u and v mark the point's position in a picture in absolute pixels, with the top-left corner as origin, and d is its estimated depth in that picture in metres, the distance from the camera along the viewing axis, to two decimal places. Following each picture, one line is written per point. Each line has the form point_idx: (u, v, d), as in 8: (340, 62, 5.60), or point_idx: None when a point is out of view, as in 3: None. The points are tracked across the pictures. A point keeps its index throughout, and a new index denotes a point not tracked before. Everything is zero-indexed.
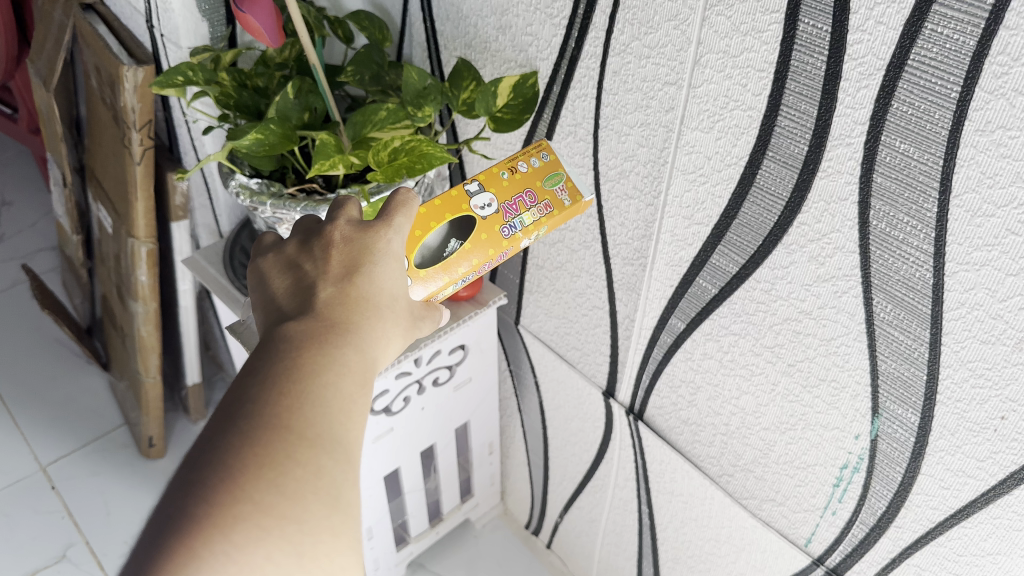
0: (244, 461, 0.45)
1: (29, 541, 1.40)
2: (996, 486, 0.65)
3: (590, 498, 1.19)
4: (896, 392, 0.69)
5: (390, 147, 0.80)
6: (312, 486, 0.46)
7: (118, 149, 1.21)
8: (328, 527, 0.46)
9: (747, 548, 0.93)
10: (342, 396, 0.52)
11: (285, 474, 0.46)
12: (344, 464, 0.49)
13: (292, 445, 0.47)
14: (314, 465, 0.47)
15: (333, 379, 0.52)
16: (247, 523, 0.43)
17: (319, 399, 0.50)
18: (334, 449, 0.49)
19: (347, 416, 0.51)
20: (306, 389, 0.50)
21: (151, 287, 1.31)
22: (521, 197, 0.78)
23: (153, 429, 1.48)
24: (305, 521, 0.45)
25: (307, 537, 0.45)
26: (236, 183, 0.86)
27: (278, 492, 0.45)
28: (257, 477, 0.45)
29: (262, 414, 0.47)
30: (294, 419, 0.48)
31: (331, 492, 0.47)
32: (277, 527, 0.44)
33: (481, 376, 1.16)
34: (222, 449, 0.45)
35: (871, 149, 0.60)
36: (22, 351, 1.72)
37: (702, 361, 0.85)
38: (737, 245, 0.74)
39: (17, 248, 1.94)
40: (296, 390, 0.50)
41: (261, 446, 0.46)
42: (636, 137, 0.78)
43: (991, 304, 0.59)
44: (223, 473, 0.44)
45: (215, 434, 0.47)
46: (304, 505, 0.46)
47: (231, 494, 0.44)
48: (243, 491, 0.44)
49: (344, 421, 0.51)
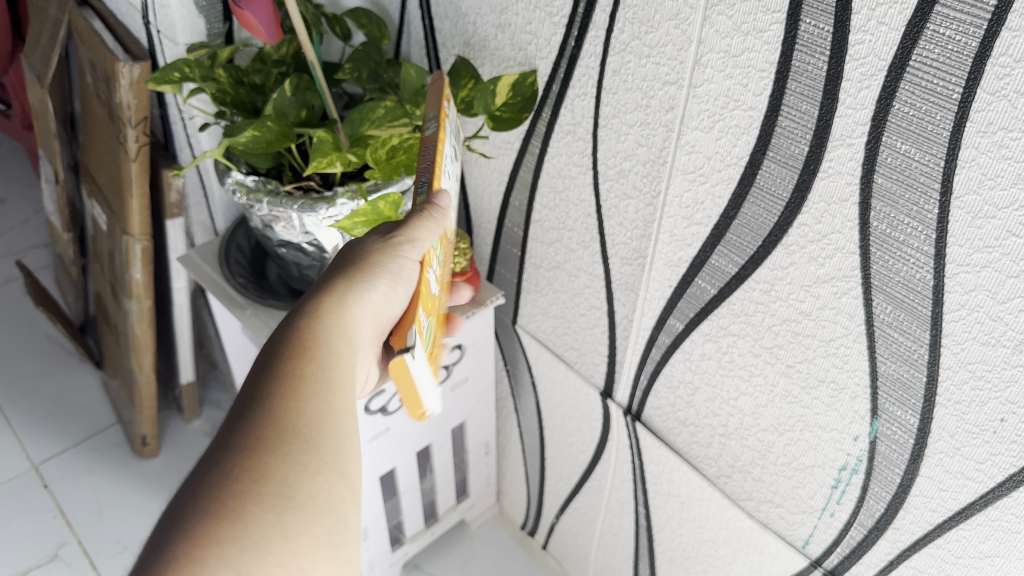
0: (193, 492, 0.49)
1: (21, 540, 1.39)
2: (994, 488, 0.65)
3: (586, 498, 1.19)
4: (896, 394, 0.68)
5: (389, 145, 0.80)
6: (253, 499, 0.50)
7: (113, 146, 1.20)
8: (276, 530, 0.49)
9: (744, 550, 0.93)
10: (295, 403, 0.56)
11: (224, 493, 0.49)
12: (293, 464, 0.52)
13: (232, 468, 0.51)
14: (261, 474, 0.51)
15: (280, 392, 0.56)
16: (186, 554, 0.46)
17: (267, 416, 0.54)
18: (281, 453, 0.52)
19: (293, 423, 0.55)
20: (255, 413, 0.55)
21: (145, 285, 1.30)
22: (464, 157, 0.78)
23: (147, 428, 1.47)
24: (248, 537, 0.48)
25: (251, 550, 0.48)
26: (232, 180, 0.85)
27: (218, 516, 0.48)
28: (200, 510, 0.48)
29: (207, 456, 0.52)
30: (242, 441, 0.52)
31: (279, 492, 0.51)
32: (220, 549, 0.47)
33: (478, 375, 1.16)
34: (176, 505, 0.49)
35: (872, 150, 0.60)
36: (14, 348, 1.71)
37: (701, 361, 0.85)
38: (737, 246, 0.74)
39: (10, 245, 1.93)
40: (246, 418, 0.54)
41: (200, 484, 0.50)
42: (636, 137, 0.77)
43: (991, 306, 0.59)
44: (170, 518, 0.48)
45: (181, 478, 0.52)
46: (247, 518, 0.49)
47: (174, 536, 0.47)
48: (185, 527, 0.47)
49: (291, 429, 0.54)
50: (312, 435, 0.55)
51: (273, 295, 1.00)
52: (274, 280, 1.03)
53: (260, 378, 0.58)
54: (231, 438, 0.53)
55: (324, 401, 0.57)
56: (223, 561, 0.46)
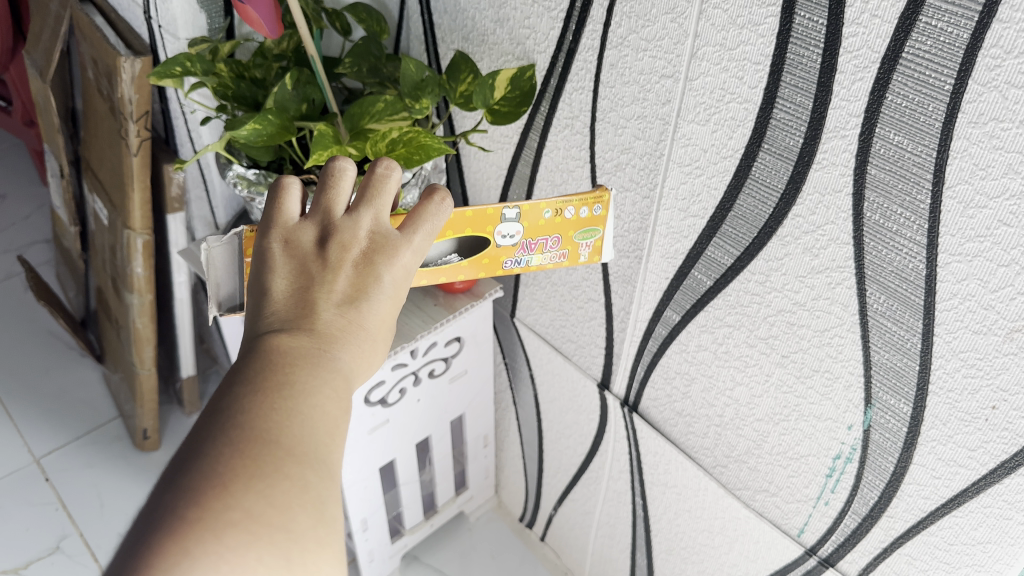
0: (222, 467, 0.44)
1: (23, 532, 1.40)
2: (986, 475, 0.65)
3: (584, 490, 1.20)
4: (889, 382, 0.69)
5: (388, 138, 0.81)
6: (299, 499, 0.45)
7: (114, 141, 1.21)
8: (313, 539, 0.45)
9: (740, 539, 0.93)
10: (329, 416, 0.50)
11: (256, 486, 0.44)
12: (328, 479, 0.47)
13: (278, 459, 0.46)
14: (303, 479, 0.46)
15: (320, 397, 0.50)
16: (236, 530, 0.42)
17: (307, 418, 0.49)
18: (323, 465, 0.48)
19: (332, 437, 0.50)
20: (295, 407, 0.49)
21: (147, 280, 1.31)
22: (545, 241, 0.79)
23: (148, 421, 1.48)
24: (293, 532, 0.44)
25: (297, 545, 0.44)
26: (233, 173, 0.87)
27: (267, 502, 0.44)
28: (244, 486, 0.43)
29: (246, 426, 0.46)
30: (283, 431, 0.47)
31: (319, 503, 0.46)
32: (265, 536, 0.43)
33: (477, 367, 1.16)
34: (199, 474, 0.44)
35: (866, 140, 0.61)
36: (16, 343, 1.72)
37: (697, 352, 0.86)
38: (732, 237, 0.75)
39: (12, 241, 1.94)
40: (284, 407, 0.48)
41: (247, 457, 0.45)
42: (633, 130, 0.78)
43: (983, 294, 0.59)
44: (209, 483, 0.43)
45: (200, 443, 0.46)
46: (292, 517, 0.44)
47: (219, 501, 0.42)
48: (227, 504, 0.42)
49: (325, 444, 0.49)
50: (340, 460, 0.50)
51: None
52: None
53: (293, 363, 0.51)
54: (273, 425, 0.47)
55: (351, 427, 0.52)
56: (269, 545, 0.43)
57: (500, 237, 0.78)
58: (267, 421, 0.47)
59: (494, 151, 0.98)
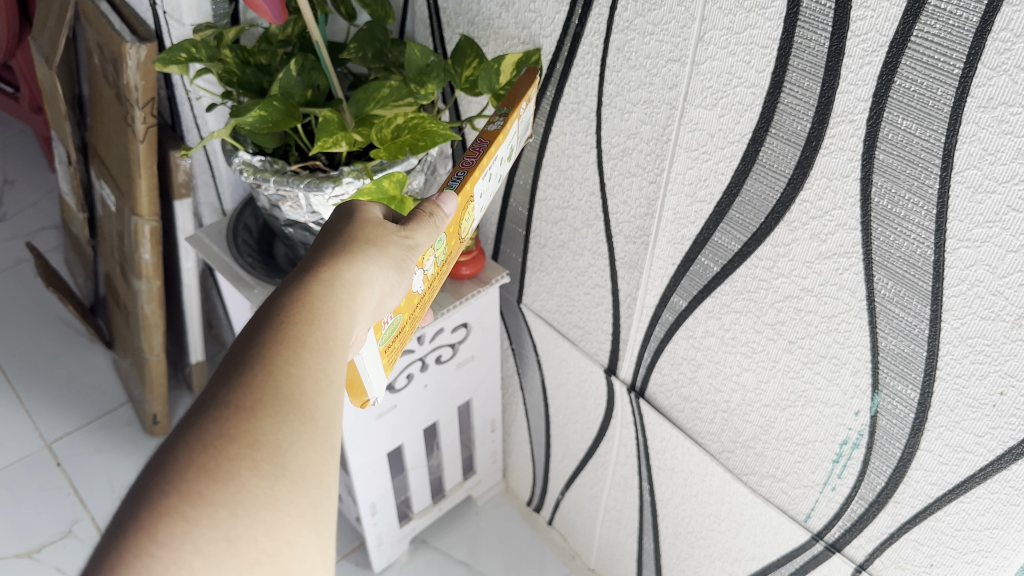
0: (170, 450, 0.45)
1: (36, 516, 1.41)
2: (994, 461, 0.65)
3: (591, 475, 1.20)
4: (896, 368, 0.69)
5: (394, 124, 0.81)
6: (248, 462, 0.45)
7: (120, 127, 1.21)
8: (266, 501, 0.45)
9: (747, 524, 0.93)
10: (294, 359, 0.51)
11: (200, 455, 0.44)
12: (288, 429, 0.48)
13: (231, 425, 0.46)
14: (253, 439, 0.46)
15: (284, 344, 0.52)
16: (176, 513, 0.42)
17: (264, 371, 0.50)
18: (285, 416, 0.48)
19: (298, 377, 0.50)
20: (251, 364, 0.50)
21: (155, 266, 1.31)
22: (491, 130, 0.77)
23: (158, 406, 1.49)
24: (240, 504, 0.44)
25: (242, 520, 0.44)
26: (239, 160, 0.86)
27: (211, 476, 0.44)
28: (190, 467, 0.44)
29: (203, 403, 0.48)
30: (234, 395, 0.48)
31: (272, 461, 0.46)
32: (207, 515, 0.43)
33: (483, 353, 1.16)
34: (154, 462, 0.45)
35: (874, 125, 0.60)
36: (26, 329, 1.73)
37: (703, 338, 0.86)
38: (739, 223, 0.74)
39: (21, 226, 1.95)
40: (240, 370, 0.50)
41: (196, 433, 0.45)
42: (639, 115, 0.78)
43: (991, 280, 0.59)
44: (155, 472, 0.44)
45: None
46: (242, 484, 0.44)
47: (160, 489, 0.43)
48: (171, 486, 0.43)
49: (288, 390, 0.49)
50: (313, 400, 0.50)
51: (281, 275, 1.01)
52: (281, 260, 1.04)
53: (252, 329, 0.53)
54: (229, 390, 0.48)
55: (330, 371, 0.53)
56: (210, 527, 0.42)
57: None
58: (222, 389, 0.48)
59: None
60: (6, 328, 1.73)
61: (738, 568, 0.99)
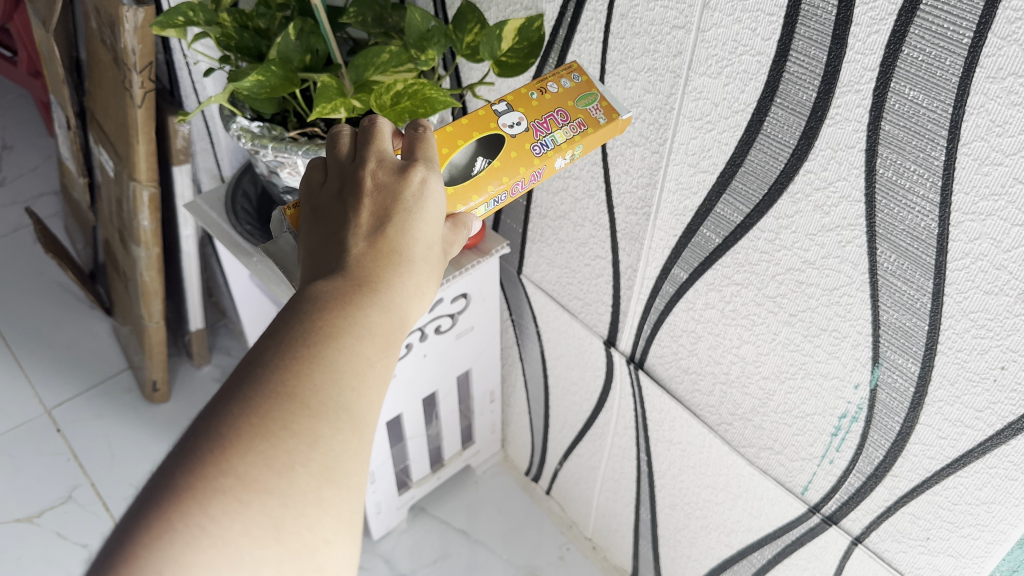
0: (231, 427, 0.46)
1: (36, 482, 1.42)
2: (993, 436, 0.65)
3: (589, 446, 1.20)
4: (897, 342, 0.69)
5: (393, 91, 0.79)
6: (303, 458, 0.47)
7: (118, 92, 1.20)
8: (313, 499, 0.47)
9: (743, 496, 0.93)
10: (358, 358, 0.53)
11: (259, 444, 0.46)
12: (343, 433, 0.49)
13: (292, 417, 0.48)
14: (312, 436, 0.48)
15: (350, 339, 0.53)
16: (230, 495, 0.44)
17: (331, 364, 0.51)
18: (340, 416, 0.50)
19: (359, 380, 0.52)
20: (321, 353, 0.51)
21: (153, 232, 1.30)
22: (552, 116, 0.76)
23: (157, 373, 1.49)
24: (289, 496, 0.46)
25: (288, 511, 0.46)
26: (237, 126, 0.86)
27: (266, 464, 0.46)
28: (247, 451, 0.46)
29: (265, 380, 0.49)
30: (299, 384, 0.49)
31: (325, 461, 0.48)
32: (257, 500, 0.45)
33: (483, 324, 1.16)
34: (215, 433, 0.46)
35: (880, 96, 0.59)
36: (25, 295, 1.72)
37: (704, 311, 0.85)
38: (742, 194, 0.74)
39: (20, 192, 1.94)
40: (309, 356, 0.51)
41: (260, 417, 0.47)
42: (643, 83, 0.77)
43: (995, 254, 0.58)
44: (214, 445, 0.46)
45: (223, 400, 0.48)
46: (292, 478, 0.47)
47: (217, 467, 0.45)
48: (229, 466, 0.45)
49: (348, 390, 0.51)
50: (368, 405, 0.52)
51: None
52: None
53: (318, 308, 0.54)
54: (295, 376, 0.49)
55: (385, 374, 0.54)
56: (258, 511, 0.45)
57: (505, 126, 0.76)
58: (290, 374, 0.50)
59: None
60: (6, 294, 1.72)
61: (735, 539, 0.99)
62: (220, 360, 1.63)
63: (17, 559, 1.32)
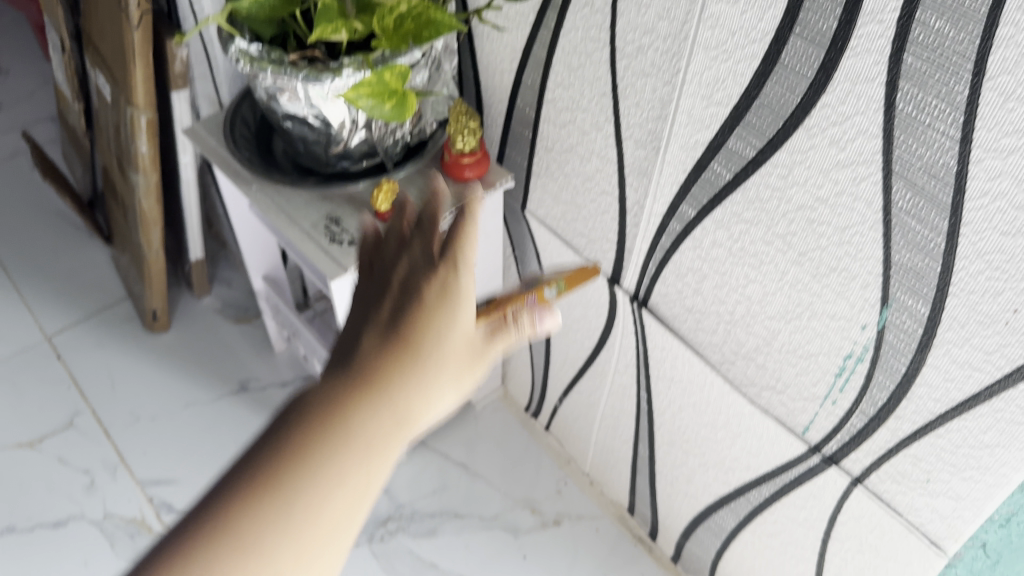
0: (268, 457, 0.52)
1: (37, 408, 1.43)
2: (1001, 379, 0.64)
3: (589, 383, 1.20)
4: (908, 282, 0.67)
5: (396, 13, 0.79)
6: (336, 485, 0.53)
7: (114, 13, 1.16)
8: (340, 525, 0.53)
9: (743, 435, 0.93)
10: (395, 396, 0.57)
11: (296, 472, 0.52)
12: (371, 466, 0.55)
13: (318, 440, 0.53)
14: (342, 468, 0.53)
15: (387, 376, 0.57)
16: (266, 521, 0.50)
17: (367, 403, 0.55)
18: (367, 448, 0.55)
19: (395, 416, 0.56)
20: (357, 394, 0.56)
21: (152, 159, 1.28)
22: None
23: (157, 302, 1.48)
24: (318, 520, 0.52)
25: (318, 531, 0.52)
26: (236, 47, 0.82)
27: (302, 488, 0.52)
28: (281, 478, 0.51)
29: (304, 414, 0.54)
30: (334, 419, 0.54)
31: (354, 488, 0.53)
32: (291, 528, 0.51)
33: (485, 260, 1.15)
34: (258, 462, 0.52)
35: (904, 26, 0.57)
36: (24, 222, 1.71)
37: (711, 249, 0.84)
38: (756, 129, 0.72)
39: (17, 117, 1.91)
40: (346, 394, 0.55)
41: (298, 448, 0.53)
42: (657, 10, 0.74)
43: (1015, 194, 0.57)
44: (252, 472, 0.52)
45: (267, 430, 0.54)
46: (326, 502, 0.52)
47: (255, 493, 0.51)
48: (265, 493, 0.51)
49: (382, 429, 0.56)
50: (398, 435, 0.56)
51: (279, 172, 0.98)
52: (280, 158, 1.01)
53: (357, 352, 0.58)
54: (329, 410, 0.54)
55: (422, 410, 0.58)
56: (291, 540, 0.51)
57: None
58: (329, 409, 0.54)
59: (508, 31, 0.93)
60: (5, 221, 1.71)
61: (732, 477, 0.99)
62: (220, 292, 1.62)
63: (18, 483, 1.33)
